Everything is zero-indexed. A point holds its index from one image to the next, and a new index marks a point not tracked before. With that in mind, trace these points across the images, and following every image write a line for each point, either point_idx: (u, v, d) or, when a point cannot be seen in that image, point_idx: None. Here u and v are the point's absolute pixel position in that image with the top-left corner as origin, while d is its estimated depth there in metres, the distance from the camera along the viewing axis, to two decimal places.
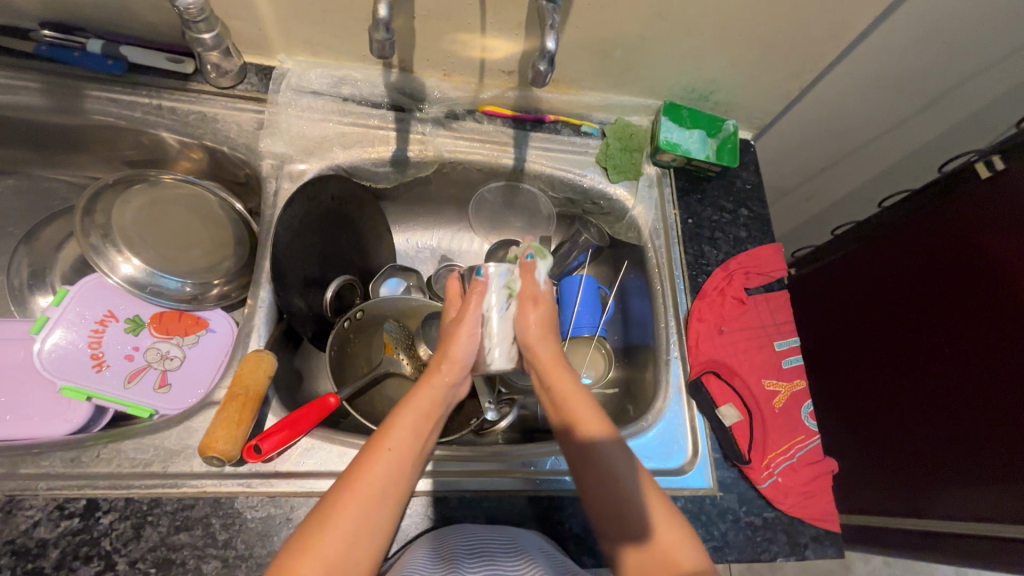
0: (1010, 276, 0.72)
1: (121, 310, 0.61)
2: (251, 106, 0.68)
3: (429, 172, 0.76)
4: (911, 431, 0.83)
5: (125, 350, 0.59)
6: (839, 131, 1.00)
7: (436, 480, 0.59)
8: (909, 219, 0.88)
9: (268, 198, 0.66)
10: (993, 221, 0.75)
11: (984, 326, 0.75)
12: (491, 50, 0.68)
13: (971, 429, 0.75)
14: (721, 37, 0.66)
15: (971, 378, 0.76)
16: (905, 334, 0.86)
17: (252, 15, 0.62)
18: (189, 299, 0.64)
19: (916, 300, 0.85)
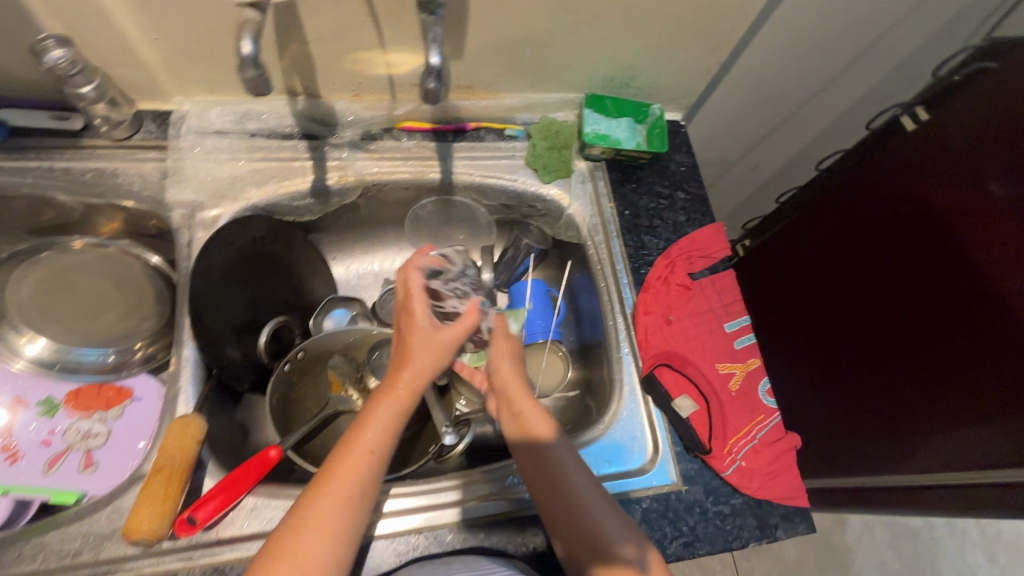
0: (954, 227, 0.71)
1: (30, 394, 0.58)
2: (153, 154, 0.64)
3: (354, 198, 0.73)
4: (868, 389, 0.84)
5: (41, 436, 0.57)
6: (772, 99, 1.00)
7: (392, 520, 0.56)
8: (849, 178, 0.88)
9: (181, 250, 0.63)
10: (924, 170, 0.75)
11: (926, 280, 0.75)
12: (396, 65, 0.65)
13: (922, 385, 0.76)
14: (629, 24, 0.65)
15: (920, 332, 0.76)
16: (855, 293, 0.86)
17: (135, 60, 0.59)
18: (110, 369, 0.61)
19: (862, 260, 0.85)
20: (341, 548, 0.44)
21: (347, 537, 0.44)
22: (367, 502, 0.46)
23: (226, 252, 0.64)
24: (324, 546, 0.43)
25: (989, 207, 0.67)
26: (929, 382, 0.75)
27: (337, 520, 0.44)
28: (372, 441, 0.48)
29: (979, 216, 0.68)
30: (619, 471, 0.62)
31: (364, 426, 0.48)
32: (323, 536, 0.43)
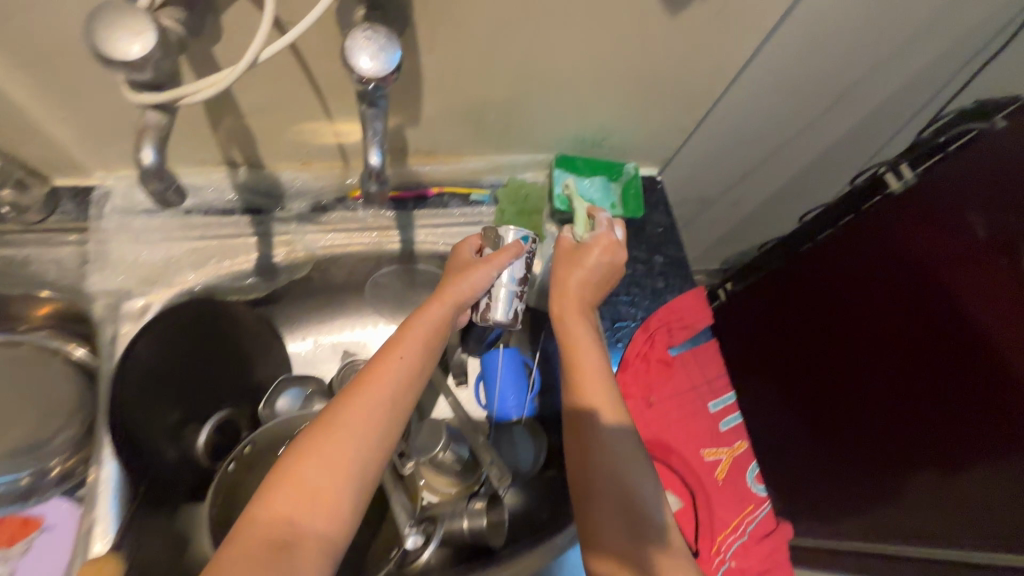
0: (936, 276, 0.68)
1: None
2: (71, 237, 0.57)
3: (305, 273, 0.67)
4: (880, 445, 0.79)
5: None
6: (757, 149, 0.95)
7: None
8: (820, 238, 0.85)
9: (105, 347, 0.57)
10: (913, 224, 0.71)
11: (915, 335, 0.72)
12: (346, 134, 0.59)
13: (936, 435, 0.71)
14: (599, 87, 0.61)
15: (920, 385, 0.72)
16: (844, 351, 0.83)
17: (45, 139, 0.52)
18: (19, 495, 0.54)
19: (846, 318, 0.82)
20: (371, 459, 0.42)
21: (380, 449, 0.43)
22: (401, 410, 0.45)
23: (157, 345, 0.58)
24: (355, 450, 0.42)
25: (975, 249, 0.64)
26: (944, 434, 0.70)
27: (369, 433, 0.43)
28: (406, 360, 0.47)
29: (964, 262, 0.65)
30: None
31: (397, 339, 0.48)
32: (357, 440, 0.42)
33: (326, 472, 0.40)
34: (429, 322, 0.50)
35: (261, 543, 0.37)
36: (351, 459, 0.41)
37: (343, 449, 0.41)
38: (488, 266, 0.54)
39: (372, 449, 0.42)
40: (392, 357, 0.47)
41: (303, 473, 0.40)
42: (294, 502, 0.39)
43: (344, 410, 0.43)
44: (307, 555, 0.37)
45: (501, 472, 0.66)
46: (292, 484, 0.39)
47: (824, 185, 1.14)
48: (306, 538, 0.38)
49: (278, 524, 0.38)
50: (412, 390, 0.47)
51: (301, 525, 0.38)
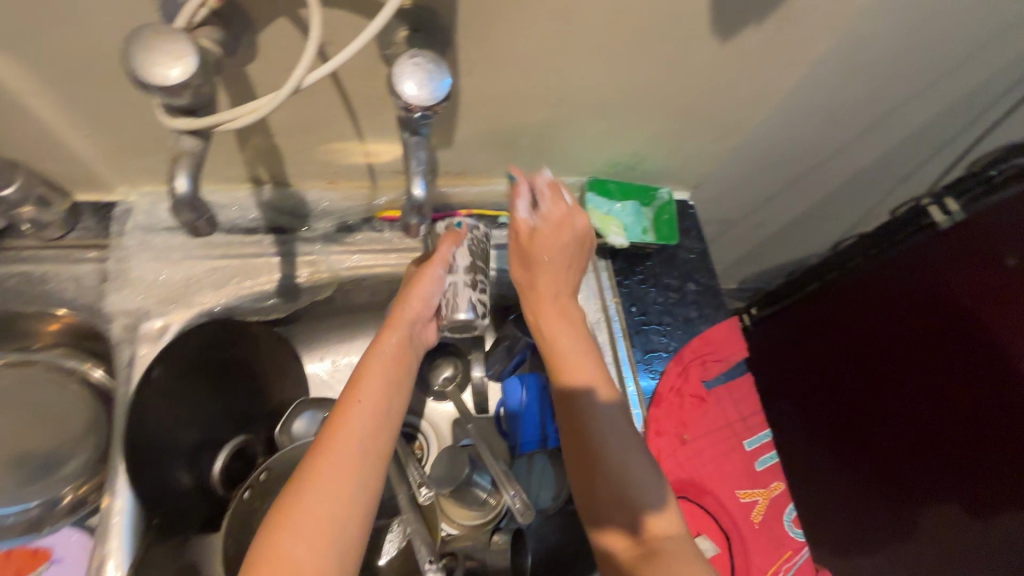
0: (972, 310, 0.67)
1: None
2: (93, 254, 0.56)
3: (328, 294, 0.65)
4: (907, 481, 0.77)
5: None
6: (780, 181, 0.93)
7: None
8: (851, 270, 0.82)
9: (120, 370, 0.55)
10: (950, 263, 0.69)
11: (945, 371, 0.70)
12: (375, 154, 0.57)
13: (963, 470, 0.70)
14: (637, 113, 0.59)
15: (949, 421, 0.71)
16: (870, 385, 0.80)
17: (68, 155, 0.51)
18: (23, 527, 0.52)
19: (874, 352, 0.79)
20: (353, 515, 0.39)
21: (363, 499, 0.40)
22: (377, 453, 0.42)
23: (171, 368, 0.55)
24: (331, 513, 0.38)
25: (1010, 282, 0.63)
26: (969, 469, 0.69)
27: (344, 492, 0.39)
28: (373, 398, 0.45)
29: (1000, 298, 0.64)
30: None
31: (360, 376, 0.46)
32: (332, 498, 0.39)
33: (304, 543, 0.37)
34: (387, 360, 0.48)
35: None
36: (329, 523, 0.38)
37: (319, 515, 0.38)
38: (429, 270, 0.53)
39: (353, 502, 0.39)
40: (358, 396, 0.44)
41: (283, 546, 0.36)
42: (278, 572, 0.35)
43: (314, 468, 0.40)
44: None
45: (522, 507, 0.59)
46: (273, 561, 0.36)
47: (853, 210, 1.11)
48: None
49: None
50: (386, 425, 0.44)
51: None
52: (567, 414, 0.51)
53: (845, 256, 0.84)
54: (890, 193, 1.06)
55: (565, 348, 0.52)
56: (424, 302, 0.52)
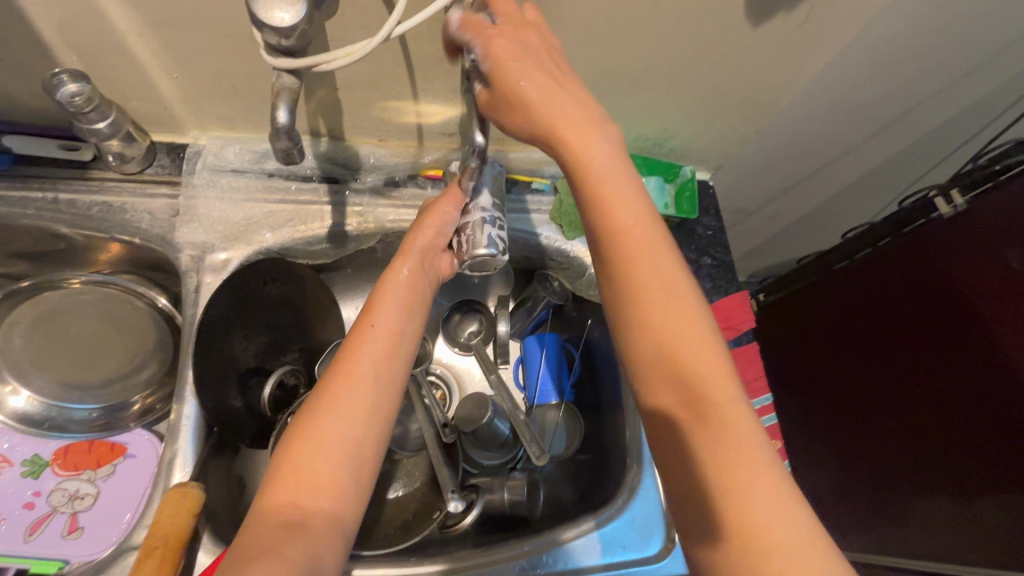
0: (971, 311, 0.70)
1: (14, 452, 0.56)
2: (166, 190, 0.61)
3: (372, 244, 0.70)
4: (893, 464, 0.82)
5: (24, 498, 0.54)
6: (805, 170, 0.96)
7: None
8: (864, 261, 0.85)
9: (188, 295, 0.61)
10: (956, 251, 0.72)
11: (940, 364, 0.74)
12: (426, 115, 0.62)
13: (943, 458, 0.74)
14: (670, 91, 0.63)
15: (935, 411, 0.75)
16: (869, 371, 0.84)
17: (154, 94, 0.56)
18: (101, 426, 0.59)
19: (875, 340, 0.83)
20: (364, 436, 0.45)
21: (374, 420, 0.46)
22: (387, 382, 0.48)
23: (231, 296, 0.60)
24: (344, 431, 0.44)
25: (1011, 284, 0.66)
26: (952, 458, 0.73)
27: (355, 416, 0.45)
28: (383, 332, 0.49)
29: (1001, 297, 0.67)
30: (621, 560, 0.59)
31: (371, 312, 0.50)
32: (347, 420, 0.44)
33: (322, 456, 0.42)
34: (399, 298, 0.52)
35: (269, 525, 0.40)
36: (343, 441, 0.44)
37: (333, 433, 0.43)
38: (448, 199, 0.57)
39: (363, 425, 0.45)
40: (368, 332, 0.49)
41: (302, 458, 0.42)
42: (297, 478, 0.42)
43: (326, 394, 0.45)
44: (320, 528, 0.40)
45: (539, 451, 0.67)
46: (291, 473, 0.42)
47: (866, 207, 1.15)
48: (314, 514, 0.41)
49: (282, 505, 0.41)
50: (398, 357, 0.49)
51: (309, 505, 0.41)
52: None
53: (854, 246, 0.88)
54: (902, 193, 1.10)
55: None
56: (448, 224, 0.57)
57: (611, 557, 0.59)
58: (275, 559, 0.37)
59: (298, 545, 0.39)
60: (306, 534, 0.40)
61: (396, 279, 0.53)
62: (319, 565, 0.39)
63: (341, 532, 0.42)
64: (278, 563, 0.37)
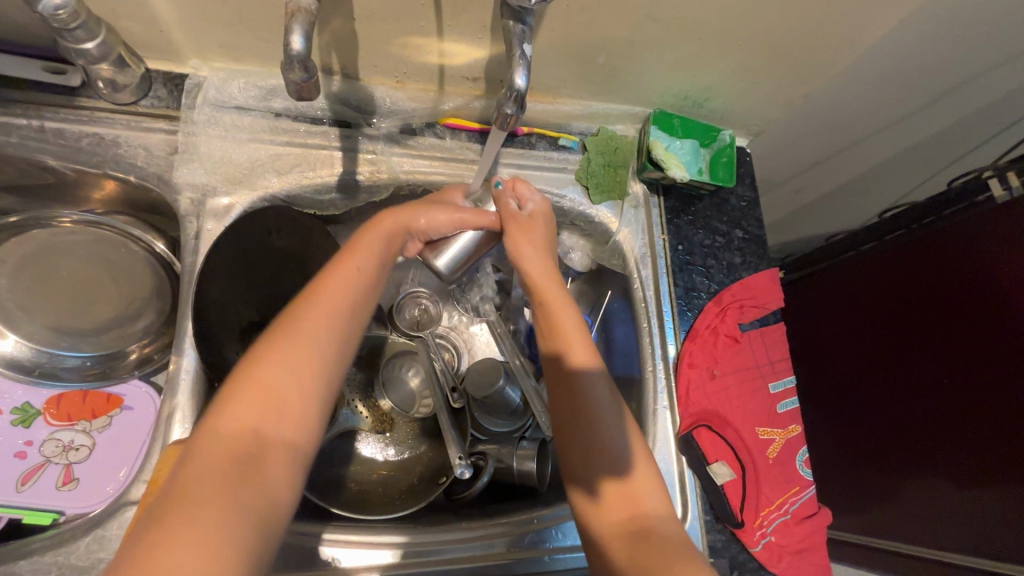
0: (991, 301, 0.67)
1: (4, 400, 0.54)
2: (162, 125, 0.56)
3: (384, 197, 0.65)
4: (894, 451, 0.79)
5: (15, 447, 0.52)
6: (831, 149, 0.84)
7: (403, 550, 0.55)
8: (889, 244, 0.80)
9: (188, 241, 0.56)
10: (995, 222, 0.67)
11: (952, 354, 0.71)
12: (450, 55, 0.56)
13: (943, 440, 0.72)
14: (721, 43, 0.57)
15: (940, 402, 0.73)
16: (873, 359, 0.82)
17: (148, 15, 0.50)
18: (96, 374, 0.57)
19: (888, 320, 0.80)
20: (328, 370, 0.41)
21: (340, 355, 0.42)
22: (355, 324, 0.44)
23: (237, 247, 0.56)
24: (307, 362, 0.40)
25: None
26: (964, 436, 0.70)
27: (324, 351, 0.41)
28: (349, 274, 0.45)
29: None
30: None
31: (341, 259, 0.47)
32: (322, 352, 0.41)
33: (284, 383, 0.38)
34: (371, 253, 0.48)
35: (218, 454, 0.35)
36: (307, 370, 0.40)
37: (296, 361, 0.39)
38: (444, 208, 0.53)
39: (329, 361, 0.41)
40: (331, 273, 0.45)
41: (263, 378, 0.38)
42: (257, 402, 0.37)
43: (300, 321, 0.41)
44: (276, 462, 0.36)
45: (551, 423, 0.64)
46: (246, 395, 0.37)
47: None
48: (275, 444, 0.37)
49: (240, 434, 0.36)
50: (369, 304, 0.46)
51: (266, 434, 0.37)
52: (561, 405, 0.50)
53: (886, 225, 0.82)
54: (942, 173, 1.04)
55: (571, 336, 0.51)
56: (435, 226, 0.53)
57: None
58: (222, 497, 0.32)
59: (254, 483, 0.34)
60: (259, 469, 0.35)
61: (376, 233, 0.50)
62: (274, 505, 0.35)
63: (294, 467, 0.37)
64: (228, 500, 0.32)
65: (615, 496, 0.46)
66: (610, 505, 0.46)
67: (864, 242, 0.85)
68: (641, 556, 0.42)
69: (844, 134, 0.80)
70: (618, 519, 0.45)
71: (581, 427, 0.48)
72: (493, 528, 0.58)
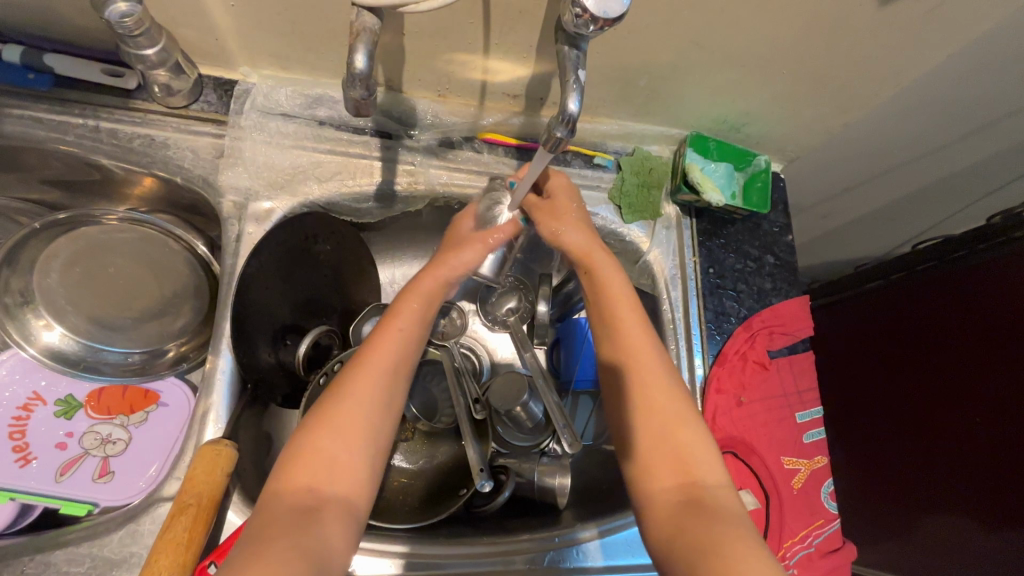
0: (1006, 332, 0.67)
1: (48, 391, 0.55)
2: (211, 129, 0.58)
3: (420, 206, 0.66)
4: (914, 476, 0.78)
5: (56, 437, 0.53)
6: (865, 178, 0.83)
7: (408, 560, 0.55)
8: (920, 275, 0.79)
9: (229, 244, 0.58)
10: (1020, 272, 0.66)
11: (972, 386, 0.71)
12: (494, 72, 0.57)
13: (960, 486, 0.71)
14: (764, 71, 0.57)
15: (957, 429, 0.72)
16: (896, 381, 0.81)
17: (206, 23, 0.51)
18: (135, 370, 0.58)
19: (906, 367, 0.80)
20: (378, 425, 0.45)
21: (390, 413, 0.46)
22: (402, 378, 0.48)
23: (275, 251, 0.57)
24: (362, 420, 0.44)
25: None
26: (980, 487, 0.69)
27: (374, 406, 0.45)
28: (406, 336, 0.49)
29: None
30: (615, 564, 0.58)
31: (399, 305, 0.51)
32: (367, 410, 0.44)
33: (339, 442, 0.43)
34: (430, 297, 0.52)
35: (286, 506, 0.39)
36: (361, 428, 0.44)
37: (354, 421, 0.44)
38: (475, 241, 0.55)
39: (377, 417, 0.45)
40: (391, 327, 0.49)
41: (319, 441, 0.42)
42: (317, 461, 0.42)
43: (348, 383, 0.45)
44: (334, 516, 0.40)
45: (572, 438, 0.61)
46: (309, 453, 0.42)
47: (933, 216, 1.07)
48: (331, 500, 0.41)
49: (303, 491, 0.40)
50: (415, 358, 0.50)
51: (323, 489, 0.41)
52: (608, 371, 0.51)
53: (915, 258, 0.80)
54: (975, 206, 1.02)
55: (623, 314, 0.51)
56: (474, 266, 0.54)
57: (619, 562, 0.58)
58: (291, 543, 0.37)
59: (313, 531, 0.38)
60: (320, 520, 0.39)
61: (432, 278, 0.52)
62: (332, 554, 0.38)
63: (351, 518, 0.41)
64: (297, 548, 0.37)
65: (664, 465, 0.46)
66: (659, 471, 0.46)
67: (893, 273, 0.84)
68: (689, 533, 0.41)
69: (880, 163, 0.79)
70: (671, 484, 0.45)
71: (626, 407, 0.49)
72: (512, 544, 0.57)
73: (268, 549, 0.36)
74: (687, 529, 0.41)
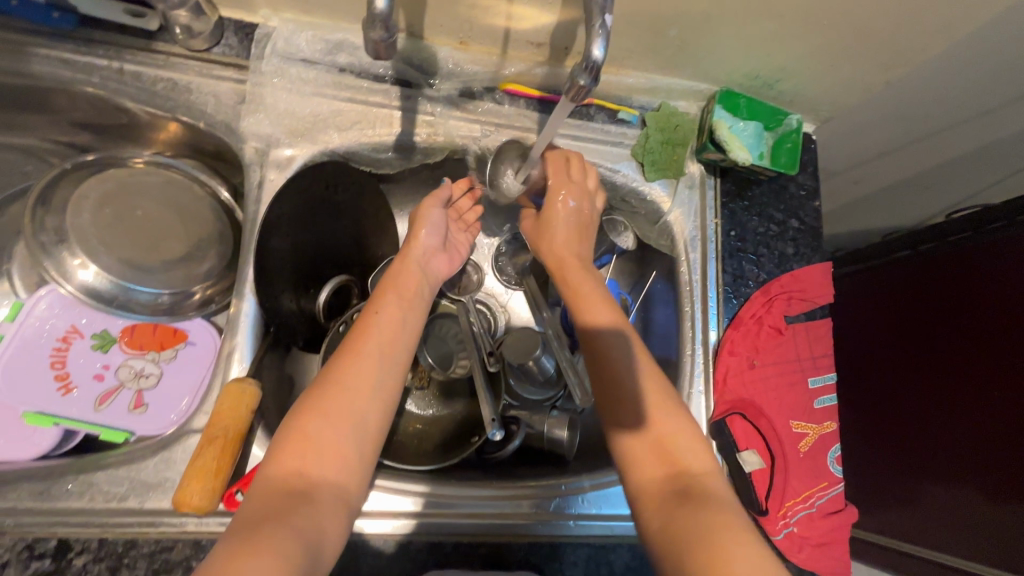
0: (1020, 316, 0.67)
1: (87, 326, 0.58)
2: (233, 74, 0.58)
3: (439, 159, 0.66)
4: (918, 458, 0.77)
5: (93, 369, 0.56)
6: (905, 140, 0.79)
7: (425, 500, 0.57)
8: (953, 244, 0.76)
9: (251, 190, 0.58)
10: None
11: (985, 368, 0.70)
12: (518, 19, 0.55)
13: (964, 466, 0.71)
14: (803, 21, 0.54)
15: (966, 414, 0.72)
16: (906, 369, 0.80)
17: None
18: (165, 310, 0.61)
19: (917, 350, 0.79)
20: (368, 410, 0.47)
21: (381, 399, 0.48)
22: (390, 366, 0.50)
23: (295, 200, 0.58)
24: (352, 403, 0.46)
25: None
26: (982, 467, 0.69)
27: (364, 389, 0.47)
28: (387, 321, 0.52)
29: None
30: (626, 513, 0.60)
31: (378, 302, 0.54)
32: (354, 394, 0.47)
33: (327, 428, 0.45)
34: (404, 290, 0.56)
35: (274, 490, 0.41)
36: (350, 413, 0.46)
37: (343, 408, 0.46)
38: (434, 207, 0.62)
39: (368, 401, 0.47)
40: (374, 317, 0.52)
41: (308, 429, 0.44)
42: (306, 448, 0.44)
43: (337, 371, 0.48)
44: (325, 499, 0.42)
45: (584, 394, 0.60)
46: (298, 441, 0.44)
47: None
48: (318, 484, 0.43)
49: (291, 476, 0.42)
50: (399, 343, 0.52)
51: (312, 475, 0.43)
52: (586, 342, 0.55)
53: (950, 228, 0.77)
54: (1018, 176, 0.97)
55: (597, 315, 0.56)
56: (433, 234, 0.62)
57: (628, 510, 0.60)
58: (284, 523, 0.38)
59: (304, 513, 0.40)
60: (310, 502, 0.41)
61: (405, 273, 0.58)
62: (322, 533, 0.40)
63: (341, 509, 0.43)
64: (286, 528, 0.38)
65: (653, 457, 0.48)
66: (647, 461, 0.48)
67: (923, 242, 0.81)
68: (673, 521, 0.43)
69: (922, 126, 0.75)
70: (659, 474, 0.47)
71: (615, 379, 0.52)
72: (519, 490, 0.59)
73: (259, 530, 0.37)
74: (690, 531, 0.41)
